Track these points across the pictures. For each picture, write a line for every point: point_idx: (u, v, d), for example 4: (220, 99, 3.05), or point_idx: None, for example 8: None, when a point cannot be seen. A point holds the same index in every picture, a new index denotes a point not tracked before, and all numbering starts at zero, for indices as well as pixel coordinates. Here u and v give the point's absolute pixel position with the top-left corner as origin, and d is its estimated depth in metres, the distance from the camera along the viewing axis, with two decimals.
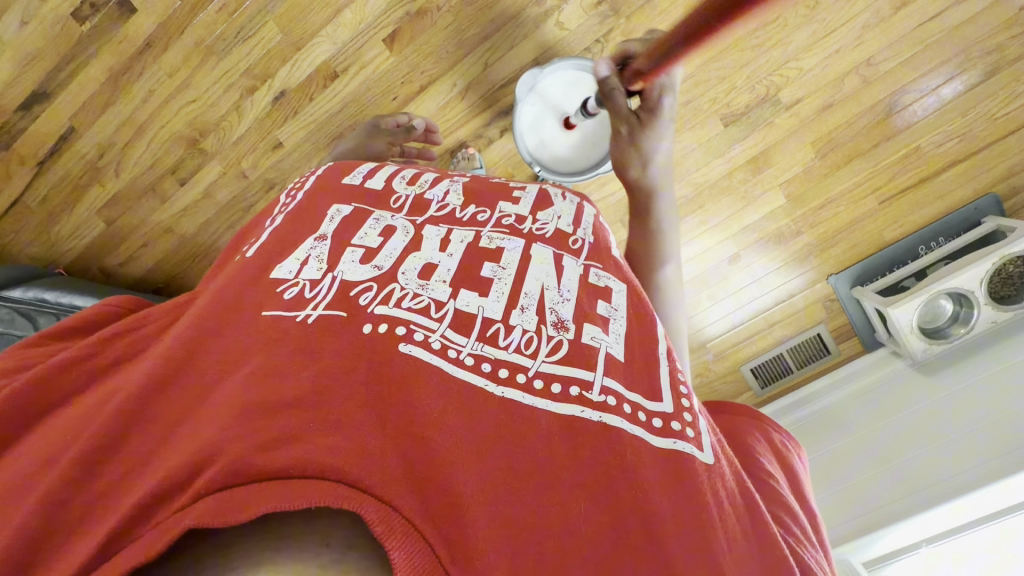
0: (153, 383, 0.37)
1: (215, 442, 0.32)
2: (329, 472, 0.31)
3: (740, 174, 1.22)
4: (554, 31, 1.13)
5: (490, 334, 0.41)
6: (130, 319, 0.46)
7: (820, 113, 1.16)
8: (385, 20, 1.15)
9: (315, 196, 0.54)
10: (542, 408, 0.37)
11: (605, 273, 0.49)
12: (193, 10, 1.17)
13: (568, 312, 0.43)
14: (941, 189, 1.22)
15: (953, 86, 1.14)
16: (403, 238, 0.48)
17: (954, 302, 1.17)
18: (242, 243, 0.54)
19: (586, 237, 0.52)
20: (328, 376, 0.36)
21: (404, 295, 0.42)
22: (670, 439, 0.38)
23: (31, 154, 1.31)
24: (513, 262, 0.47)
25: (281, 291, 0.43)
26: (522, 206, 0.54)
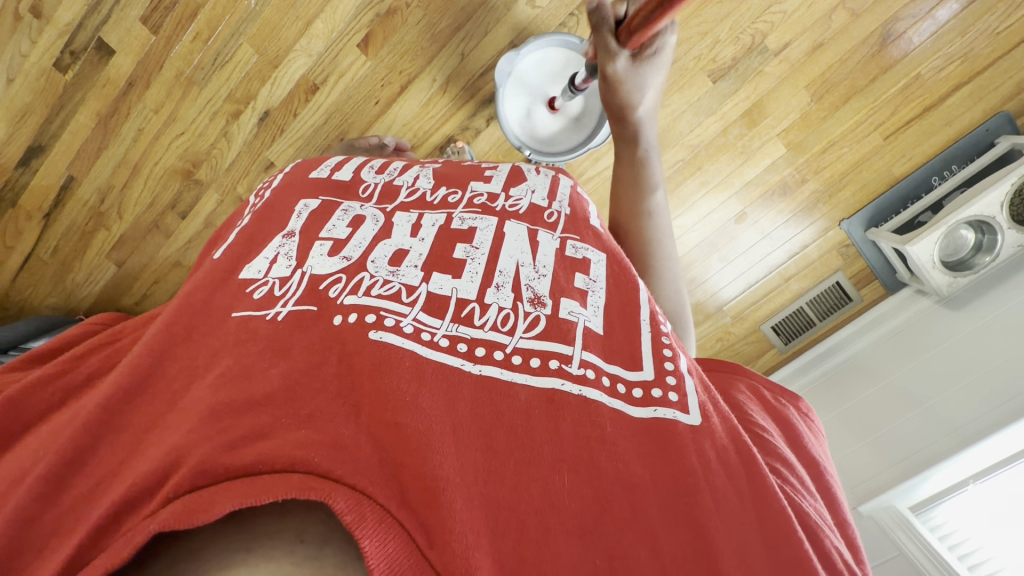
0: (122, 392, 0.37)
1: (182, 446, 0.32)
2: (298, 465, 0.31)
3: (735, 130, 1.18)
4: (526, 11, 1.12)
5: (465, 314, 0.40)
6: (104, 335, 0.48)
7: (812, 54, 1.12)
8: (356, 25, 1.14)
9: (281, 193, 0.54)
10: (521, 384, 0.37)
11: (583, 244, 0.48)
12: (169, 43, 1.18)
13: (544, 287, 0.43)
14: (949, 114, 1.17)
15: (948, 7, 1.09)
16: (373, 226, 0.48)
17: (976, 230, 1.12)
18: (213, 247, 0.54)
19: (561, 210, 0.52)
20: (296, 370, 0.36)
21: (374, 283, 0.41)
22: (652, 407, 0.37)
23: (37, 208, 1.35)
24: (487, 241, 0.46)
25: (251, 290, 0.42)
26: (493, 184, 0.53)
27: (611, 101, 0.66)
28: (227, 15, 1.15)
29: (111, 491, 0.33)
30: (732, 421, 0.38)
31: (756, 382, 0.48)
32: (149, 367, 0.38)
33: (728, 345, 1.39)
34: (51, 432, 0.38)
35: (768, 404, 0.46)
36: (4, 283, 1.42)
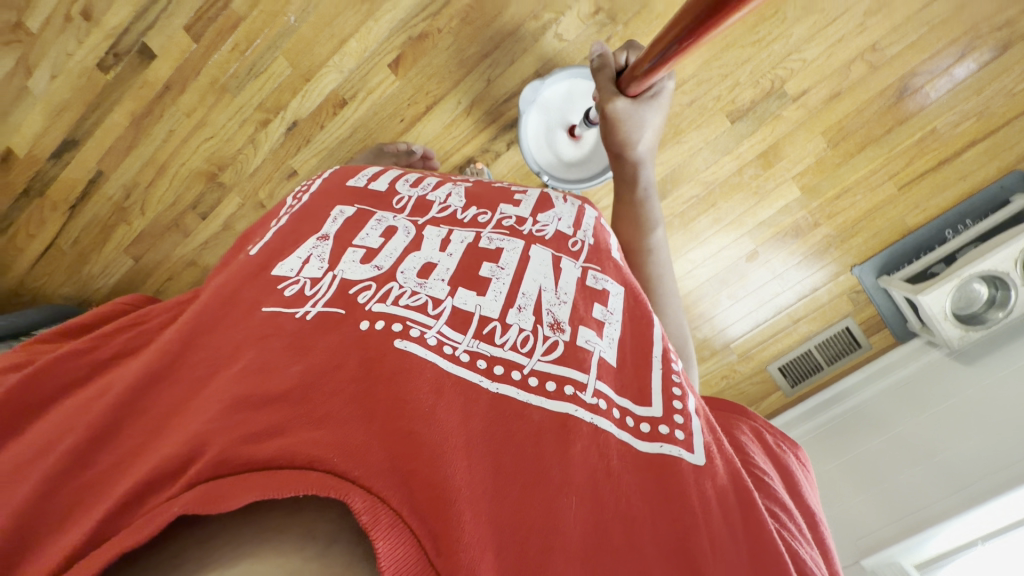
0: (148, 375, 0.37)
1: (203, 434, 0.31)
2: (317, 463, 0.30)
3: (751, 169, 1.20)
4: (552, 43, 1.16)
5: (486, 332, 0.40)
6: (131, 317, 0.48)
7: (829, 102, 1.15)
8: (389, 46, 1.19)
9: (319, 198, 0.55)
10: (535, 406, 0.37)
11: (604, 275, 0.48)
12: (208, 51, 1.23)
13: (564, 313, 0.43)
14: (963, 169, 1.19)
15: (965, 65, 1.12)
16: (404, 238, 0.48)
17: (989, 285, 1.12)
18: (247, 242, 0.54)
19: (585, 239, 0.52)
20: (318, 369, 0.35)
21: (402, 293, 0.41)
22: (657, 443, 0.37)
23: (63, 199, 1.39)
24: (512, 262, 0.46)
25: (282, 287, 0.43)
26: (522, 208, 0.54)
27: (611, 141, 0.70)
28: (266, 29, 1.20)
29: (124, 473, 0.32)
30: (734, 462, 0.38)
31: (757, 423, 0.48)
32: (175, 355, 0.38)
33: (733, 383, 1.38)
34: (78, 406, 0.37)
35: (769, 448, 0.45)
36: (22, 270, 1.46)
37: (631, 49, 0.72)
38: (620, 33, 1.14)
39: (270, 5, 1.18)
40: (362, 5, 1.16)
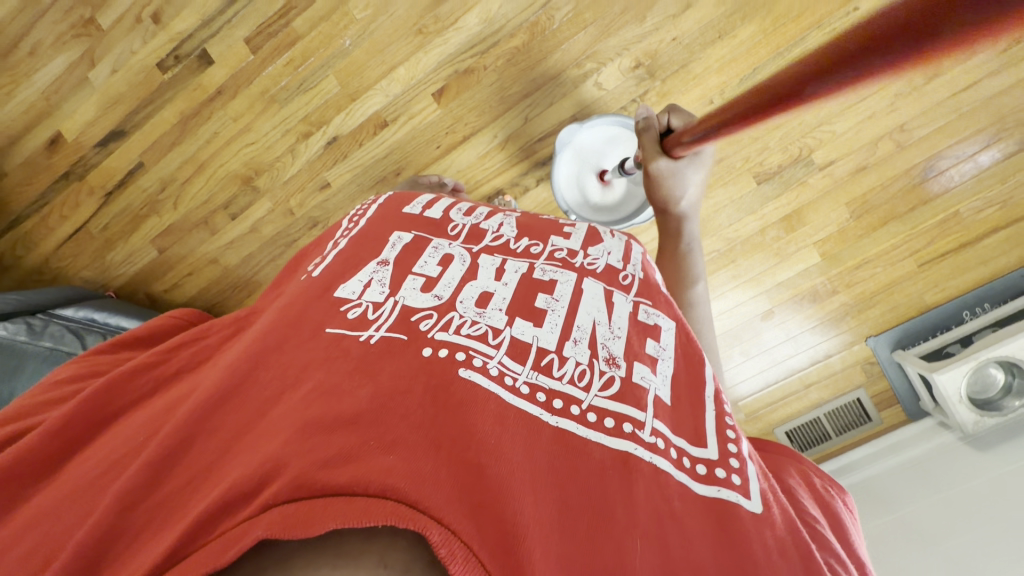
0: (219, 392, 0.38)
1: (278, 457, 0.32)
2: (391, 492, 0.30)
3: (773, 231, 1.22)
4: (592, 90, 1.21)
5: (544, 364, 0.40)
6: (191, 331, 0.48)
7: (854, 175, 1.18)
8: (435, 76, 1.24)
9: (376, 223, 0.56)
10: (596, 443, 0.37)
11: (654, 309, 0.49)
12: (263, 63, 1.29)
13: (619, 348, 0.43)
14: (984, 254, 1.20)
15: (990, 154, 1.14)
16: (460, 266, 0.49)
17: (1005, 371, 1.13)
18: (301, 264, 0.56)
19: (635, 273, 0.52)
20: (386, 395, 0.36)
21: (463, 322, 0.42)
22: (716, 487, 0.37)
23: (101, 185, 1.43)
24: (566, 294, 0.47)
25: (346, 309, 0.44)
26: (573, 240, 0.54)
27: (655, 197, 0.74)
28: (321, 49, 1.26)
29: (200, 490, 0.33)
30: (789, 513, 0.37)
31: (807, 470, 0.49)
32: (244, 374, 0.39)
33: None
34: (146, 423, 0.38)
35: (820, 494, 0.45)
36: (49, 248, 1.49)
37: (675, 114, 0.75)
38: (657, 88, 1.19)
39: (329, 28, 1.24)
40: (415, 37, 1.22)
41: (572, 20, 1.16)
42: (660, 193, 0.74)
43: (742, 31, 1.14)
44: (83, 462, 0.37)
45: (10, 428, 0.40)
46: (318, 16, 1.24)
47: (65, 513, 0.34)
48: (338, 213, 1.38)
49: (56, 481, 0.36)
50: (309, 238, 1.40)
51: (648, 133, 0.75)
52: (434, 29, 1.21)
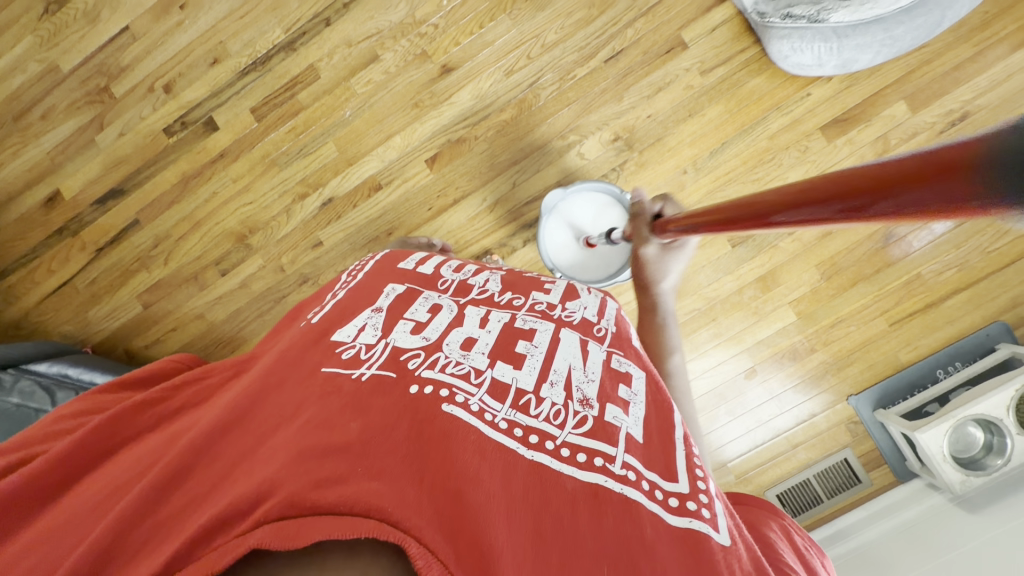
0: (221, 424, 0.38)
1: (272, 479, 0.32)
2: (373, 513, 0.31)
3: (750, 291, 1.27)
4: (575, 160, 1.30)
5: (521, 403, 0.41)
6: (203, 369, 0.50)
7: (821, 239, 1.26)
8: (429, 145, 1.33)
9: (373, 275, 0.58)
10: (568, 475, 0.37)
11: (626, 358, 0.50)
12: (267, 130, 1.37)
13: (592, 391, 0.44)
14: (949, 315, 1.26)
15: (943, 222, 1.24)
16: (448, 313, 0.50)
17: (985, 430, 1.14)
18: (303, 310, 0.58)
19: (608, 327, 0.54)
20: (373, 427, 0.37)
21: (448, 362, 0.43)
22: (686, 518, 0.37)
23: (94, 241, 1.45)
24: (545, 341, 0.48)
25: (340, 350, 0.45)
26: (553, 295, 0.56)
27: (637, 275, 0.73)
28: (323, 119, 1.35)
29: (197, 512, 0.33)
30: (755, 551, 0.37)
31: (783, 525, 0.50)
32: (246, 407, 0.40)
33: None
34: (147, 453, 0.38)
35: (799, 551, 0.45)
36: (30, 303, 1.47)
37: (668, 203, 0.76)
38: (635, 158, 1.28)
39: (331, 101, 1.34)
40: (413, 110, 1.33)
41: (555, 98, 1.28)
42: (648, 272, 0.72)
43: (710, 111, 1.26)
44: (83, 491, 0.36)
45: (9, 457, 0.39)
46: (323, 90, 1.35)
47: (62, 543, 0.33)
48: (329, 270, 1.40)
49: (55, 508, 0.36)
50: (299, 294, 1.41)
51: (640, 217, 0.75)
52: (429, 104, 1.32)
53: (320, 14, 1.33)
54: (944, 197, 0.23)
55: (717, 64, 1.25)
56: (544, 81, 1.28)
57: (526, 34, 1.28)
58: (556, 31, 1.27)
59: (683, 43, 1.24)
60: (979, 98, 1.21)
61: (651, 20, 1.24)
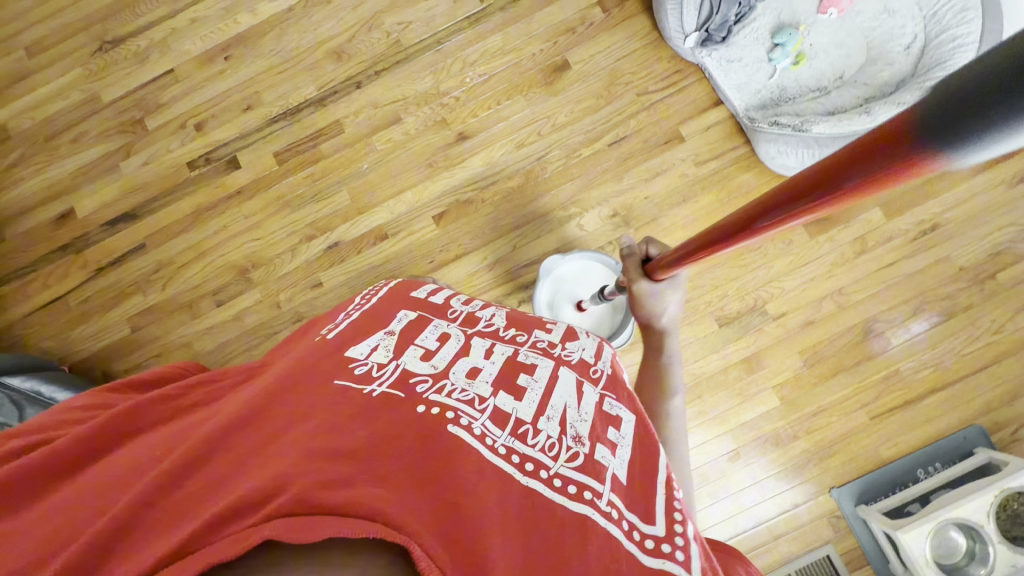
0: (240, 419, 0.38)
1: (284, 473, 0.32)
2: (376, 514, 0.31)
3: (735, 371, 1.30)
4: (575, 230, 1.37)
5: (519, 432, 0.43)
6: (206, 375, 0.51)
7: (804, 327, 1.30)
8: (438, 203, 1.40)
9: (386, 301, 0.61)
10: (558, 505, 0.38)
11: (618, 402, 0.51)
12: (285, 174, 1.45)
13: (585, 429, 0.45)
14: (927, 413, 1.29)
15: (918, 322, 1.30)
16: (455, 343, 0.53)
17: (966, 535, 1.13)
18: (317, 326, 0.60)
19: (604, 368, 0.55)
20: (380, 439, 0.38)
21: (453, 388, 0.45)
22: (660, 559, 0.37)
23: (96, 260, 1.46)
24: (544, 376, 0.50)
25: (353, 366, 0.46)
26: (553, 334, 0.59)
27: (637, 311, 0.81)
28: (340, 169, 1.43)
29: (210, 500, 0.31)
30: None
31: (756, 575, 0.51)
32: (261, 408, 0.40)
33: None
34: (163, 441, 0.38)
35: None
36: (17, 315, 1.46)
37: (652, 243, 0.83)
38: (631, 234, 1.36)
39: (351, 153, 1.43)
40: (426, 169, 1.41)
41: (560, 172, 1.38)
42: (642, 310, 0.80)
43: (702, 199, 1.35)
44: (92, 476, 0.36)
45: (28, 440, 0.40)
46: (344, 143, 1.44)
47: (74, 516, 0.32)
48: (324, 310, 1.41)
49: (63, 490, 0.35)
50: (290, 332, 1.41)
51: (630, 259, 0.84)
52: (443, 165, 1.41)
53: (353, 77, 1.45)
54: (865, 172, 0.31)
55: (710, 158, 1.36)
56: (551, 156, 1.39)
57: (538, 115, 1.40)
58: (566, 114, 1.39)
59: (681, 136, 1.36)
60: (948, 211, 1.31)
61: (652, 114, 1.37)
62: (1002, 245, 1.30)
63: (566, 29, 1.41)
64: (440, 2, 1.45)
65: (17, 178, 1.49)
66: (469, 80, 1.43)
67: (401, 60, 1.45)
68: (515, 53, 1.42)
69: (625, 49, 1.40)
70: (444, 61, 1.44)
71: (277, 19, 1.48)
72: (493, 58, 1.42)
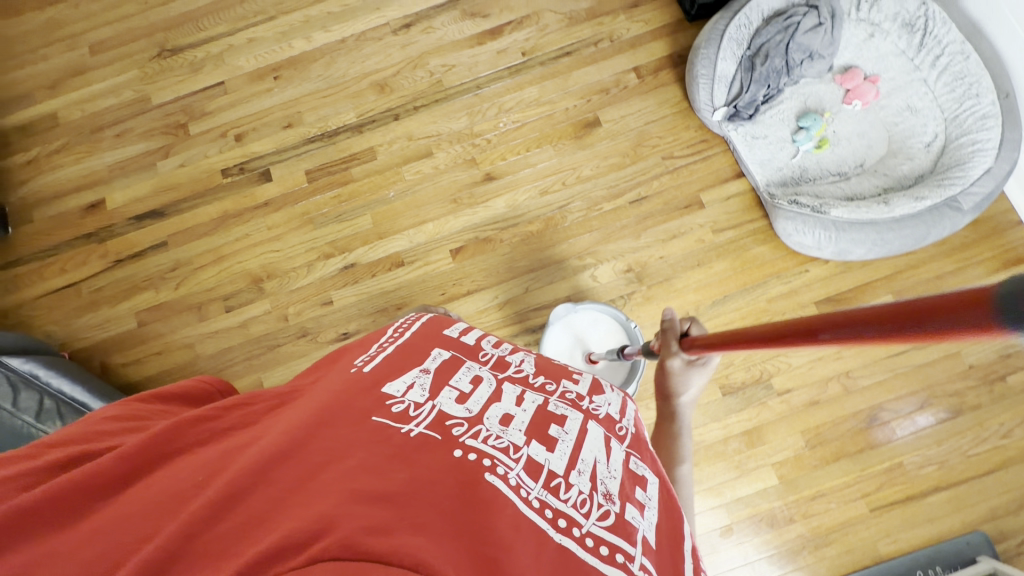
0: (281, 450, 0.39)
1: (329, 516, 0.34)
2: (420, 567, 0.32)
3: (735, 443, 1.28)
4: (588, 280, 1.39)
5: (552, 486, 0.42)
6: (238, 397, 0.50)
7: (808, 407, 1.29)
8: (457, 237, 1.43)
9: (419, 336, 0.60)
10: (593, 566, 0.38)
11: (642, 462, 0.51)
12: (313, 192, 1.49)
13: (615, 487, 0.44)
14: (929, 512, 1.25)
15: (925, 416, 1.28)
16: (488, 387, 0.51)
17: None
18: (347, 356, 0.60)
19: (629, 427, 0.54)
20: (421, 481, 0.38)
21: (489, 434, 0.45)
22: None
23: (117, 251, 1.49)
24: (574, 429, 0.48)
25: (390, 403, 0.46)
26: (580, 385, 0.57)
27: (659, 383, 0.73)
28: (367, 194, 1.47)
29: (254, 536, 0.34)
30: None
31: None
32: (302, 439, 0.40)
33: None
34: (207, 463, 0.40)
35: None
36: (29, 295, 1.47)
37: (697, 322, 0.74)
38: (643, 291, 1.37)
39: (380, 180, 1.48)
40: (450, 204, 1.45)
41: (580, 223, 1.41)
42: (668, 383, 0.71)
43: (717, 265, 1.37)
44: (136, 495, 0.37)
45: (75, 449, 0.41)
46: (375, 169, 1.48)
47: (126, 531, 0.34)
48: (330, 329, 1.41)
49: (109, 507, 0.36)
50: (293, 346, 1.41)
51: (669, 330, 0.74)
52: (466, 202, 1.45)
53: (392, 109, 1.52)
54: (973, 322, 0.26)
55: (728, 227, 1.39)
56: (572, 206, 1.42)
57: (565, 166, 1.44)
58: (591, 169, 1.44)
59: (701, 203, 1.40)
60: None
61: (675, 178, 1.41)
62: (1013, 348, 1.30)
63: (600, 89, 1.48)
64: (484, 51, 1.53)
65: (57, 164, 1.55)
66: (503, 125, 1.48)
67: (440, 99, 1.51)
68: (549, 106, 1.48)
69: (655, 114, 1.45)
70: (480, 104, 1.50)
71: (329, 49, 1.56)
72: (528, 108, 1.49)
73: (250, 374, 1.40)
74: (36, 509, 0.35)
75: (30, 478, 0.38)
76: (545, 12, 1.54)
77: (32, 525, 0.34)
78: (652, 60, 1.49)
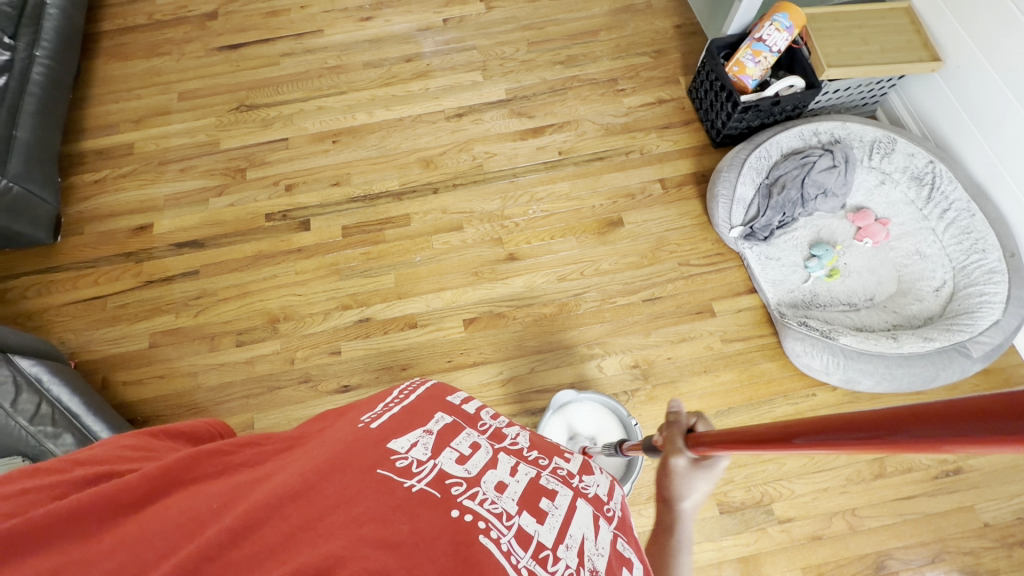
0: (292, 490, 0.42)
1: (337, 557, 0.36)
2: None
3: (729, 569, 1.19)
4: (594, 369, 1.39)
5: (540, 556, 0.42)
6: (251, 436, 0.54)
7: (810, 541, 1.21)
8: (473, 308, 1.47)
9: (424, 399, 0.61)
10: None
11: (630, 545, 0.49)
12: (345, 246, 1.57)
13: (602, 565, 0.44)
14: None
15: (936, 571, 1.19)
16: (486, 454, 0.52)
17: None
18: (355, 408, 0.61)
19: (616, 510, 0.53)
20: (421, 535, 0.39)
21: (484, 498, 0.45)
22: None
23: (150, 273, 1.56)
24: (564, 504, 0.48)
25: (394, 458, 0.47)
26: (572, 463, 0.57)
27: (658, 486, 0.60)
28: (395, 255, 1.55)
29: (264, 566, 0.36)
30: None
31: None
32: (313, 482, 0.42)
33: None
34: (222, 494, 0.43)
35: None
36: (55, 302, 1.53)
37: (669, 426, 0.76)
38: (647, 389, 1.36)
39: (409, 245, 1.56)
40: (471, 275, 1.51)
41: (593, 312, 1.45)
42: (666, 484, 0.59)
43: (723, 374, 1.37)
44: (156, 514, 0.40)
45: (100, 469, 0.45)
46: (407, 234, 1.58)
47: (149, 547, 0.37)
48: (332, 378, 1.42)
49: (130, 522, 0.39)
50: (292, 390, 1.41)
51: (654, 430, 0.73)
52: (487, 276, 1.51)
53: (433, 183, 1.64)
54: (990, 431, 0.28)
55: (737, 338, 1.41)
56: (588, 296, 1.47)
57: (585, 257, 1.52)
58: (610, 264, 1.50)
59: (712, 311, 1.44)
60: (971, 457, 1.27)
61: (689, 284, 1.47)
62: None
63: (627, 193, 1.59)
64: (524, 145, 1.68)
65: (119, 187, 1.68)
66: (532, 212, 1.58)
67: (478, 180, 1.64)
68: (577, 201, 1.59)
69: (676, 223, 1.55)
70: (515, 191, 1.62)
71: (387, 124, 1.74)
72: (558, 201, 1.60)
73: (244, 412, 1.39)
74: (68, 516, 0.38)
75: (65, 487, 0.42)
76: (584, 121, 1.70)
77: (61, 531, 0.37)
78: (677, 175, 1.61)
